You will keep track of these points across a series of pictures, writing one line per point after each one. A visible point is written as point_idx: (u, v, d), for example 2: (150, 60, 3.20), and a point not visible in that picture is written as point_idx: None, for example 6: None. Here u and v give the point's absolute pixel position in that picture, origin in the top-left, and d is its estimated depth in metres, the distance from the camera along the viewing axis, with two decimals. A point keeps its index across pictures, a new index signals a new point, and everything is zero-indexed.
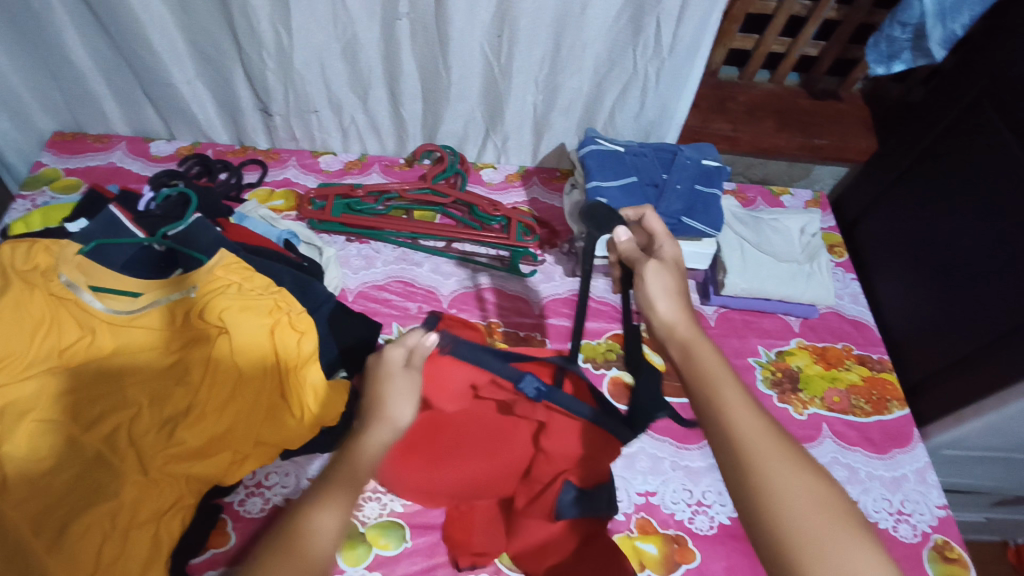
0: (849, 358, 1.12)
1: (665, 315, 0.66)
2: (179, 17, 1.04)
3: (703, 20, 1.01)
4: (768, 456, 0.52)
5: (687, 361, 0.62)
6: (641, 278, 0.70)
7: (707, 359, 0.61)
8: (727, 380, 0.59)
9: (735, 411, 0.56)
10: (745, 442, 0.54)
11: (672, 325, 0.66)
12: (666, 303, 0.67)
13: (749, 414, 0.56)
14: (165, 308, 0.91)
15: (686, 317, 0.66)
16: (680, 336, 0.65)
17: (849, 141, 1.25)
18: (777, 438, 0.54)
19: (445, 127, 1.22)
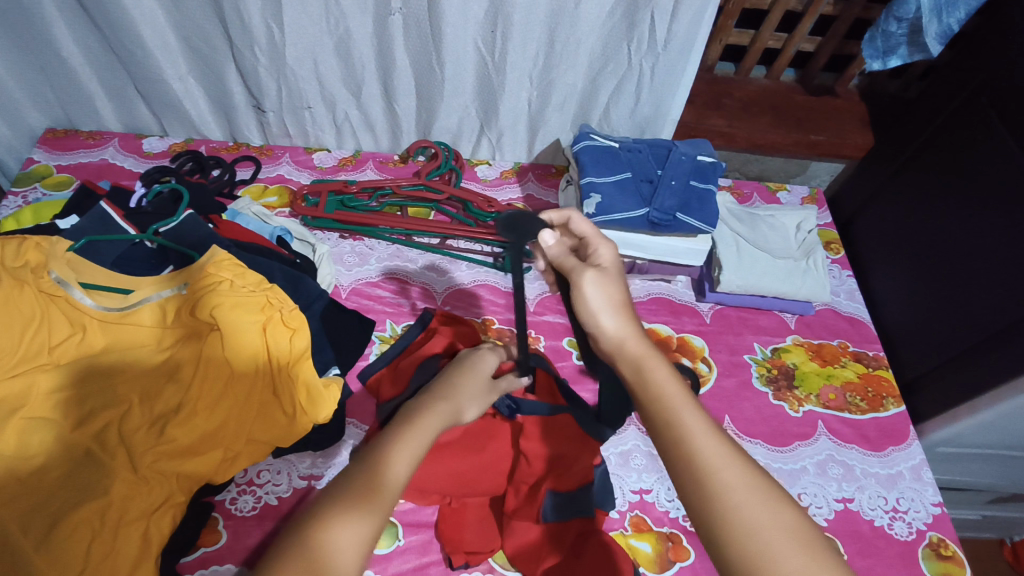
0: (844, 355, 1.12)
1: (610, 331, 0.63)
2: (171, 13, 1.03)
3: (698, 16, 1.00)
4: (737, 491, 0.51)
5: (641, 381, 0.59)
6: (579, 289, 0.65)
7: (662, 378, 0.58)
8: (686, 400, 0.56)
9: (699, 439, 0.54)
10: (712, 476, 0.51)
11: (620, 341, 0.62)
12: (609, 317, 0.63)
13: (712, 438, 0.54)
14: (156, 305, 0.90)
15: (631, 331, 0.63)
16: (631, 353, 0.61)
17: (845, 137, 1.24)
18: (742, 461, 0.53)
19: (439, 124, 1.21)
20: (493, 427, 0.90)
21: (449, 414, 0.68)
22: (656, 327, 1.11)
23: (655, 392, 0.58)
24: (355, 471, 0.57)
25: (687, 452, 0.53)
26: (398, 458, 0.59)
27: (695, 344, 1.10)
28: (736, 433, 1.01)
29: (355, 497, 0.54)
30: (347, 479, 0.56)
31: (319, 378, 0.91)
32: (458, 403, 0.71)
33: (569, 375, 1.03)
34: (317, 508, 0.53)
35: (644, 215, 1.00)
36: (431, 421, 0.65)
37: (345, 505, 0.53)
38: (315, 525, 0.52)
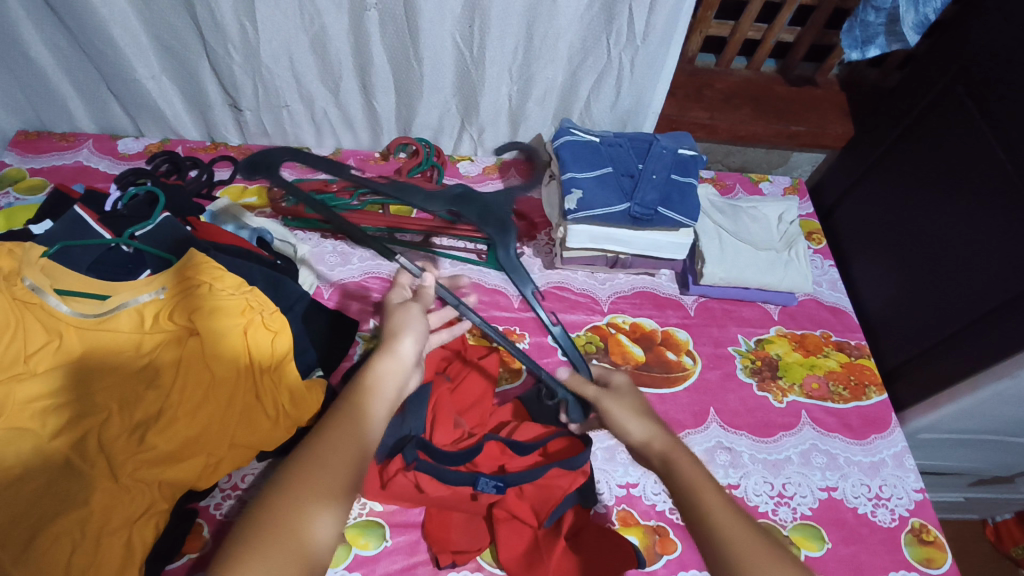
0: (827, 345, 1.13)
1: (637, 442, 0.73)
2: (142, 12, 1.01)
3: (674, 12, 0.99)
4: (753, 558, 0.58)
5: (670, 470, 0.68)
6: (606, 412, 0.78)
7: (688, 465, 0.68)
8: (709, 482, 0.65)
9: (724, 518, 0.62)
10: (731, 546, 0.59)
11: (645, 437, 0.73)
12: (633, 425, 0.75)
13: (731, 514, 0.62)
14: (134, 312, 0.88)
15: (660, 439, 0.72)
16: (660, 449, 0.71)
17: (825, 128, 1.24)
18: (757, 535, 0.61)
19: (419, 119, 1.20)
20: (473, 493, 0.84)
21: (386, 387, 0.71)
22: (640, 321, 1.11)
23: (678, 475, 0.67)
24: (319, 446, 0.61)
25: (708, 525, 0.62)
26: (356, 430, 0.65)
27: (679, 338, 1.11)
28: (720, 425, 1.01)
29: (326, 475, 0.59)
30: (313, 453, 0.60)
31: (302, 381, 0.92)
32: (400, 346, 0.75)
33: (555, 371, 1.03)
34: (289, 484, 0.57)
35: (625, 210, 0.95)
36: (385, 392, 0.70)
37: (314, 490, 0.58)
38: (293, 504, 0.56)
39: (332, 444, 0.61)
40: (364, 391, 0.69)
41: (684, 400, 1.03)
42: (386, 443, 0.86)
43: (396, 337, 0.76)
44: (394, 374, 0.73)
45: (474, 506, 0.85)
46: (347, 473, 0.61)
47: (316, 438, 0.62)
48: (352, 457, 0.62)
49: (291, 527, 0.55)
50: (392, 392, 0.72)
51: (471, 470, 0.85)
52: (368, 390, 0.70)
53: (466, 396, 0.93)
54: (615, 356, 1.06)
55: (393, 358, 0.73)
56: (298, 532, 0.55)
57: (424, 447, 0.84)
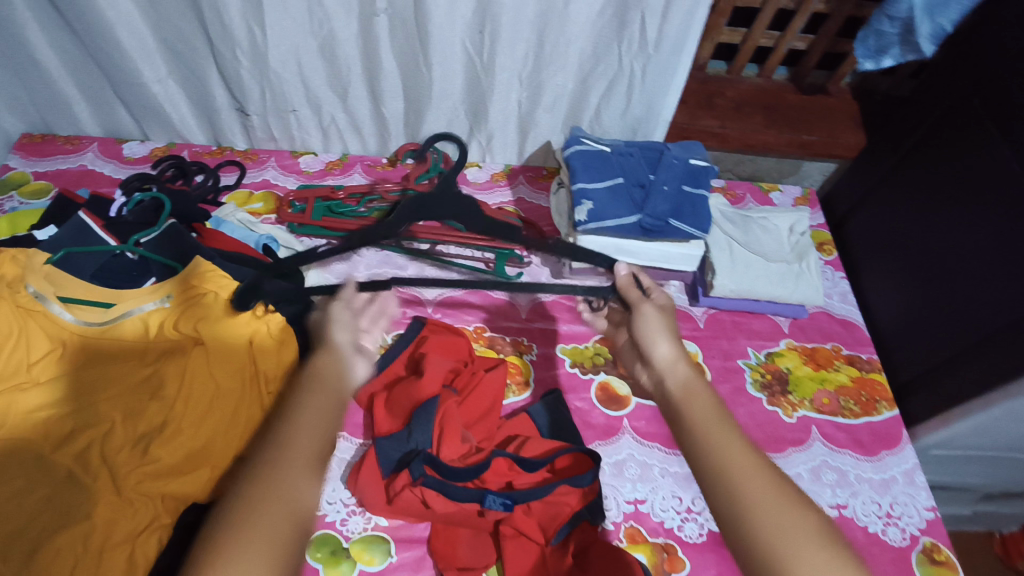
0: (838, 359, 1.12)
1: (661, 358, 0.76)
2: (147, 14, 0.99)
3: (688, 21, 0.97)
4: (753, 490, 0.60)
5: (688, 404, 0.70)
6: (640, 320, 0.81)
7: (705, 401, 0.70)
8: (722, 424, 0.67)
9: (731, 452, 0.63)
10: (739, 480, 0.61)
11: (665, 360, 0.76)
12: (662, 343, 0.78)
13: (742, 452, 0.64)
14: (138, 322, 0.88)
15: (686, 363, 0.75)
16: (678, 381, 0.73)
17: (837, 137, 1.23)
18: (762, 472, 0.62)
19: (427, 126, 1.18)
20: (480, 509, 0.83)
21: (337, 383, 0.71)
22: None
23: (692, 415, 0.69)
24: (282, 443, 0.61)
25: (714, 454, 0.64)
26: (317, 420, 0.65)
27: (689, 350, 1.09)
28: None
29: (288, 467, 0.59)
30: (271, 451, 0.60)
31: None
32: (334, 337, 0.78)
33: (562, 383, 1.02)
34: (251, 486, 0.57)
35: (636, 222, 0.94)
36: (333, 381, 0.71)
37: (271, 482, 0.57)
38: (272, 498, 0.56)
39: (286, 442, 0.61)
40: (313, 384, 0.69)
41: None
42: (392, 459, 0.85)
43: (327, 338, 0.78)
44: (338, 368, 0.74)
45: (480, 522, 0.84)
46: (314, 462, 0.62)
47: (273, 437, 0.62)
48: (312, 448, 0.63)
49: (257, 517, 0.55)
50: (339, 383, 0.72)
51: (479, 486, 0.84)
52: (315, 381, 0.70)
53: (471, 411, 0.92)
54: None
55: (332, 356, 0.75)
56: (283, 521, 0.55)
57: (431, 462, 0.82)
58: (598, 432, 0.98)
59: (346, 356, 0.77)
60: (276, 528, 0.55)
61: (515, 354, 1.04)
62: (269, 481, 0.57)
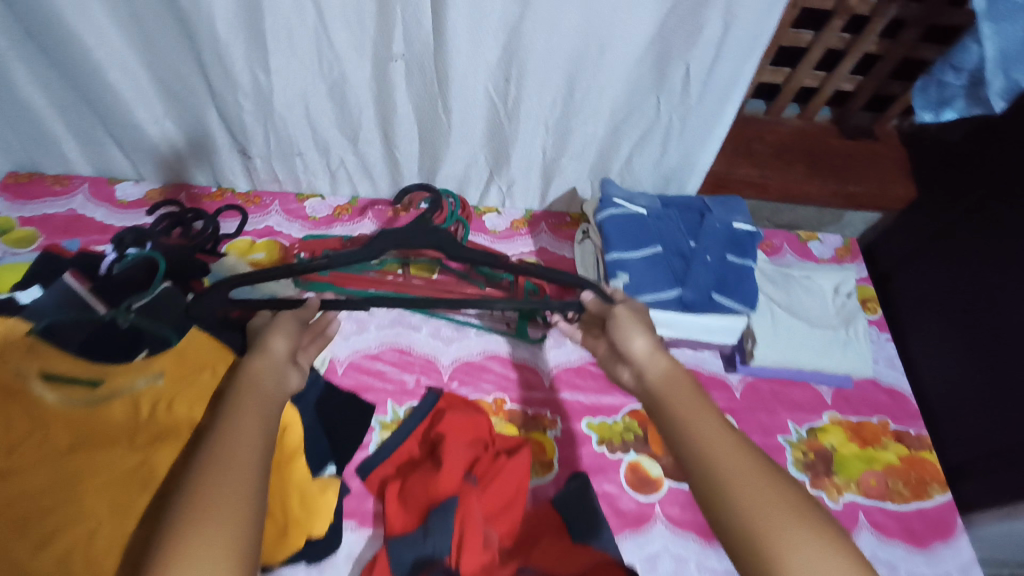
0: (885, 435, 1.04)
1: (638, 353, 0.73)
2: (139, 53, 0.90)
3: (735, 73, 0.88)
4: (721, 457, 0.59)
5: (661, 385, 0.69)
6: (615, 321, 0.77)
7: (674, 379, 0.68)
8: (690, 398, 0.66)
9: (701, 424, 0.63)
10: (708, 449, 0.61)
11: (643, 354, 0.73)
12: (638, 339, 0.75)
13: (711, 425, 0.63)
14: (130, 402, 0.79)
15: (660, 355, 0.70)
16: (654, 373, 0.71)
17: (885, 188, 1.14)
18: (736, 443, 0.61)
19: (443, 171, 1.09)
20: None
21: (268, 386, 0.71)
22: None
23: (664, 397, 0.67)
24: (223, 448, 0.61)
25: (684, 427, 0.63)
26: (254, 421, 0.66)
27: None
28: None
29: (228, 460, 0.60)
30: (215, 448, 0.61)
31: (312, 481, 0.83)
32: (273, 346, 0.76)
33: (588, 464, 0.94)
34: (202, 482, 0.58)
35: (676, 296, 0.86)
36: (267, 387, 0.71)
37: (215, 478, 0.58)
38: (220, 503, 0.56)
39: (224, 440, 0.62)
40: (246, 391, 0.69)
41: None
42: (405, 561, 0.78)
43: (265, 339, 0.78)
44: (268, 372, 0.73)
45: None
46: (252, 457, 0.62)
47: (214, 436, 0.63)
48: (250, 443, 0.63)
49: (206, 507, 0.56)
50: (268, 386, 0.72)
51: None
52: (250, 388, 0.70)
53: (492, 504, 0.84)
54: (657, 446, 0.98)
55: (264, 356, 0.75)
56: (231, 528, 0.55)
57: None
58: (628, 521, 0.90)
59: (282, 365, 0.75)
60: (232, 520, 0.56)
61: (539, 431, 0.96)
62: (219, 482, 0.57)
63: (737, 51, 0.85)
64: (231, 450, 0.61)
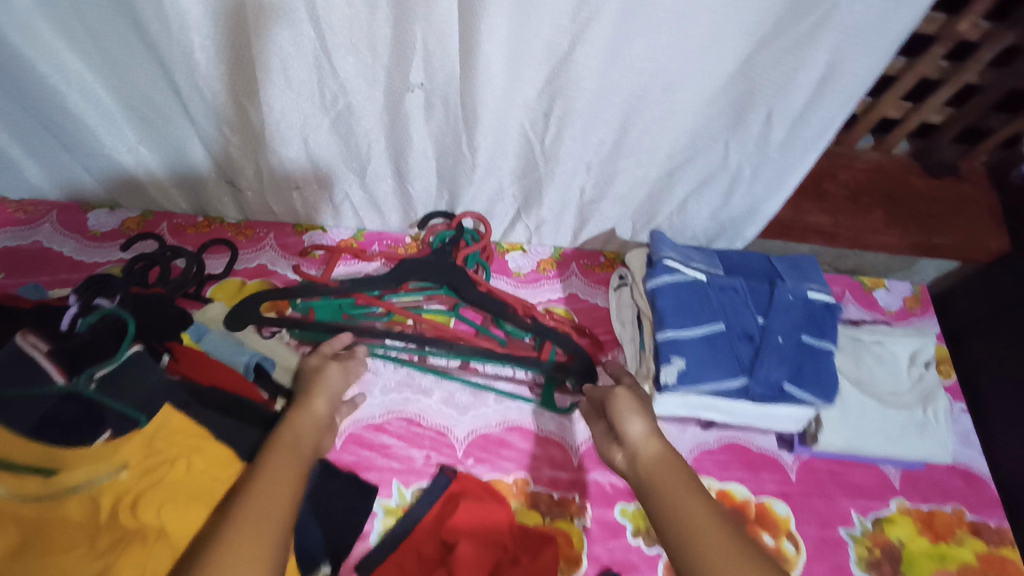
0: (961, 527, 0.90)
1: (635, 436, 0.68)
2: (108, 75, 0.77)
3: (829, 123, 0.75)
4: (699, 536, 0.55)
5: (649, 468, 0.64)
6: (614, 400, 0.73)
7: (665, 458, 0.64)
8: (675, 477, 0.61)
9: (679, 502, 0.58)
10: (685, 530, 0.56)
11: (639, 437, 0.68)
12: (635, 420, 0.70)
13: (693, 501, 0.58)
14: (87, 498, 0.66)
15: (662, 444, 0.66)
16: (649, 458, 0.65)
17: (976, 242, 0.98)
18: (717, 523, 0.56)
19: (463, 207, 0.95)
20: None
21: (307, 448, 0.69)
22: (729, 488, 0.89)
23: (649, 479, 0.63)
24: (246, 519, 0.56)
25: (664, 508, 0.59)
26: (285, 487, 0.61)
27: (778, 513, 0.88)
28: None
29: (258, 528, 0.55)
30: (246, 513, 0.56)
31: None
32: (316, 406, 0.76)
33: (622, 560, 0.82)
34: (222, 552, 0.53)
35: (741, 386, 0.72)
36: (302, 449, 0.68)
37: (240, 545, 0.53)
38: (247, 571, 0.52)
39: (260, 507, 0.57)
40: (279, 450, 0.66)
41: None
42: None
43: (311, 396, 0.77)
44: (310, 430, 0.73)
45: None
46: (280, 529, 0.57)
47: (247, 500, 0.58)
48: (282, 509, 0.59)
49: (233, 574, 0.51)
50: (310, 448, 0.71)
51: None
52: (284, 446, 0.67)
53: None
54: None
55: (308, 414, 0.74)
56: None
57: None
58: None
59: (319, 428, 0.75)
60: None
61: (564, 518, 0.83)
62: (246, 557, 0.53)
63: (836, 97, 0.72)
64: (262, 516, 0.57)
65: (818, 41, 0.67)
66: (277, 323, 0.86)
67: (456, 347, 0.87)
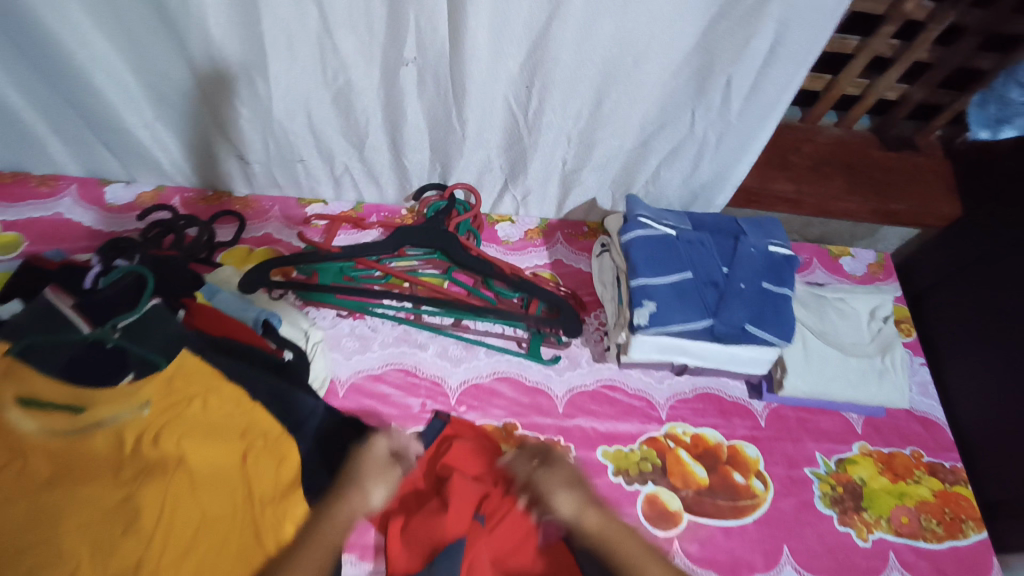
0: (919, 467, 0.98)
1: (568, 512, 0.77)
2: (130, 55, 0.84)
3: (782, 88, 0.82)
4: None
5: (597, 539, 0.74)
6: (538, 480, 0.80)
7: (606, 523, 0.75)
8: (620, 536, 0.74)
9: (637, 562, 0.71)
10: None
11: (570, 513, 0.77)
12: (562, 493, 0.78)
13: (644, 555, 0.72)
14: (113, 432, 0.72)
15: (595, 510, 0.77)
16: (592, 529, 0.75)
17: (929, 207, 1.06)
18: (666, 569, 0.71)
19: (454, 179, 1.02)
20: None
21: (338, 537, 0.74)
22: (703, 432, 0.96)
23: (602, 546, 0.74)
24: None
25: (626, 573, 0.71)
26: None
27: (748, 455, 0.95)
28: (796, 570, 0.87)
29: None
30: None
31: (308, 512, 0.78)
32: (373, 494, 0.78)
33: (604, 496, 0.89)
34: None
35: (706, 327, 0.80)
36: (329, 540, 0.73)
37: None
38: None
39: None
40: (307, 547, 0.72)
41: (754, 535, 0.89)
42: None
43: (370, 482, 0.78)
44: (354, 517, 0.76)
45: None
46: None
47: None
48: None
49: None
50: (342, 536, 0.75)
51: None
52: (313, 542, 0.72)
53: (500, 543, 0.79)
54: (675, 477, 0.92)
55: (361, 498, 0.77)
56: None
57: None
58: None
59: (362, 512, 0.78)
60: None
61: None
62: None
63: (787, 64, 0.80)
64: None
65: (768, 13, 0.75)
66: (281, 285, 0.93)
67: (450, 304, 0.92)
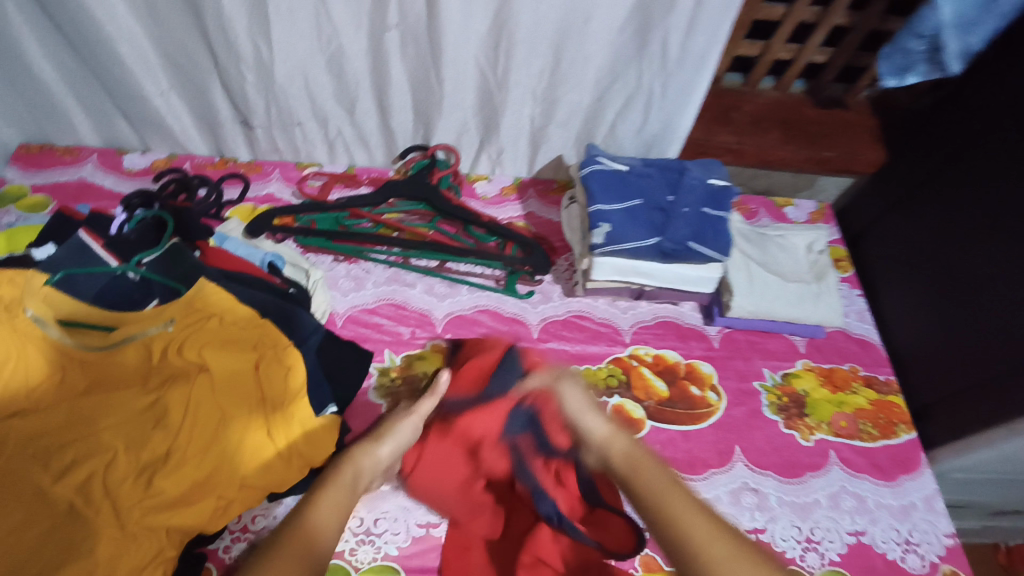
0: (855, 380, 1.09)
1: (595, 431, 0.78)
2: (150, 27, 0.97)
3: (712, 39, 0.96)
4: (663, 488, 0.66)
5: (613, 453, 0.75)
6: (563, 398, 0.83)
7: (627, 445, 0.75)
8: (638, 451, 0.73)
9: (646, 469, 0.70)
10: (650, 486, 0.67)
11: (597, 431, 0.78)
12: (591, 416, 0.80)
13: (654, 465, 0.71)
14: (141, 345, 0.83)
15: (623, 435, 0.76)
16: (614, 445, 0.76)
17: (856, 154, 1.21)
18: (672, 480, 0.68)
19: (435, 139, 1.15)
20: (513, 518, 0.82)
21: (352, 476, 0.75)
22: (663, 353, 1.08)
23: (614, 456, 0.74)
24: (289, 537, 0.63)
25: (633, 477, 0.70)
26: (322, 510, 0.68)
27: (704, 371, 1.07)
28: (746, 465, 0.98)
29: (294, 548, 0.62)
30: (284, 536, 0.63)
31: (316, 418, 0.87)
32: (383, 448, 0.81)
33: None
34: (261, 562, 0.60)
35: (655, 245, 0.92)
36: (344, 481, 0.74)
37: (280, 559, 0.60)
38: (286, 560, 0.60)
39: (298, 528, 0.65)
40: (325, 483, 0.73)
41: (709, 437, 1.00)
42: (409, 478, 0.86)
43: (381, 436, 0.82)
44: (369, 470, 0.79)
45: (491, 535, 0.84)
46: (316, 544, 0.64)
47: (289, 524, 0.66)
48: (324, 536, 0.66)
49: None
50: (358, 483, 0.76)
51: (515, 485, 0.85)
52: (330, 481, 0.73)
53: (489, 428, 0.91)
54: (638, 391, 1.03)
55: (372, 455, 0.79)
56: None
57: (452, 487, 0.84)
58: None
59: (377, 471, 0.80)
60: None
61: None
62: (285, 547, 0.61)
63: (714, 17, 0.94)
64: (308, 535, 0.64)
65: None
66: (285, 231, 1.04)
67: (434, 246, 1.05)
